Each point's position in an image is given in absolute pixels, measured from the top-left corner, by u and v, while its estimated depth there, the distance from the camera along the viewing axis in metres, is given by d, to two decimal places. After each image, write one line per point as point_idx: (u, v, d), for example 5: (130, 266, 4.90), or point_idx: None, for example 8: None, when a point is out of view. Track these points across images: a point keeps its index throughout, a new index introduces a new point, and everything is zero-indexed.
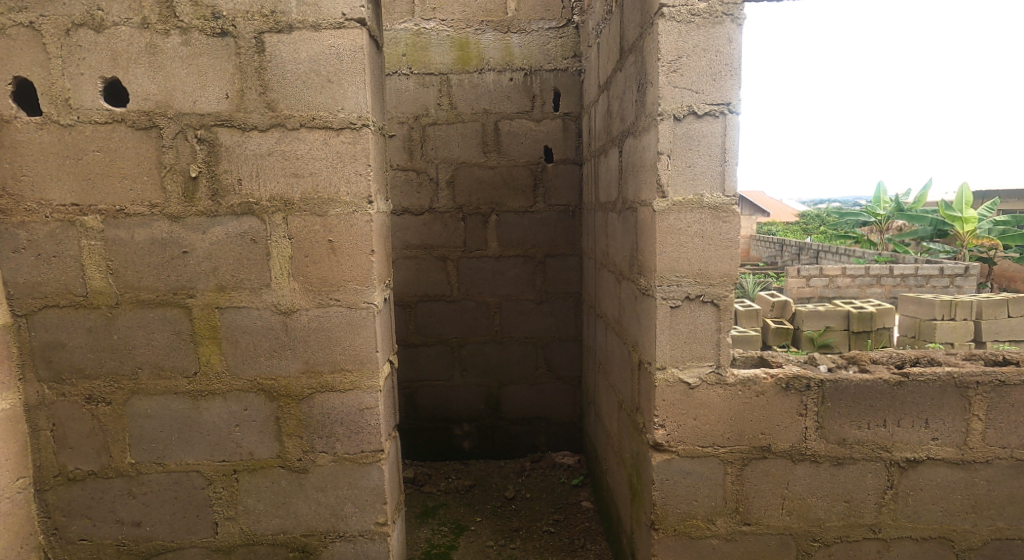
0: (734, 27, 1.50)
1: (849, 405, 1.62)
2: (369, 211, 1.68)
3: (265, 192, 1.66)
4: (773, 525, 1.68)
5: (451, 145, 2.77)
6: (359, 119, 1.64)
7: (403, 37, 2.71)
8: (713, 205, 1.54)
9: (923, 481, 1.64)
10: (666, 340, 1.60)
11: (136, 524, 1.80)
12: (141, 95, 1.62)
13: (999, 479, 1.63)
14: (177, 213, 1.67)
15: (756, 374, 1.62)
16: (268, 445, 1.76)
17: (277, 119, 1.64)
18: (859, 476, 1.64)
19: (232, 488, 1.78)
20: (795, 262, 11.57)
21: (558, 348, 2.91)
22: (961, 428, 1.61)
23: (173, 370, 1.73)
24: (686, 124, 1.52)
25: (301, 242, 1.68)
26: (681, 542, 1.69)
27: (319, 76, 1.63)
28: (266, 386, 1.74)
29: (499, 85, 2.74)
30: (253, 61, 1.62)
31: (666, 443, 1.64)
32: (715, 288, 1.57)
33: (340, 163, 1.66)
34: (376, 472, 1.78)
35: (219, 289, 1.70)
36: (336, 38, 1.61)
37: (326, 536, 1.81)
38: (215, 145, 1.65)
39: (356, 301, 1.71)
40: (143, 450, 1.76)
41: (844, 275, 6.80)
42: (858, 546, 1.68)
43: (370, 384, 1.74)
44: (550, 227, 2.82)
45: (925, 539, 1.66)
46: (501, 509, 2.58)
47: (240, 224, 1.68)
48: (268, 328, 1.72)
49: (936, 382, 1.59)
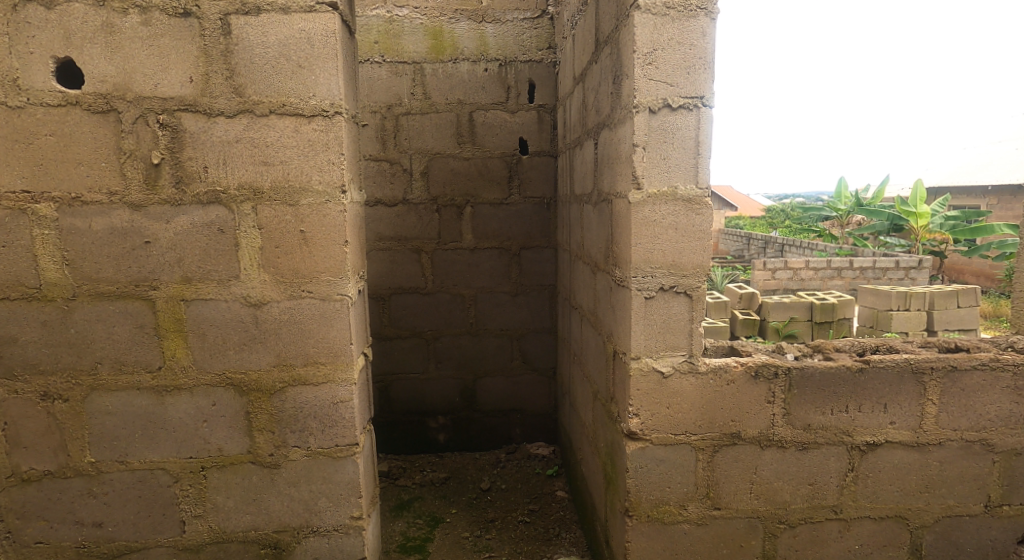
0: (708, 21, 1.52)
1: (814, 392, 1.68)
2: (342, 201, 1.64)
3: (233, 180, 1.61)
4: (742, 509, 1.73)
5: (424, 136, 2.74)
6: (331, 107, 1.60)
7: (375, 24, 2.67)
8: (686, 198, 1.57)
9: (881, 464, 1.72)
10: (641, 331, 1.62)
11: (97, 525, 1.73)
12: (97, 77, 1.55)
13: (950, 459, 1.72)
14: (139, 202, 1.60)
15: (726, 362, 1.66)
16: (237, 441, 1.72)
17: (245, 105, 1.59)
18: (823, 460, 1.71)
19: (200, 485, 1.73)
20: (760, 255, 11.94)
21: (533, 339, 2.92)
22: (916, 412, 1.69)
23: (135, 365, 1.67)
24: (660, 117, 1.54)
25: (271, 233, 1.64)
26: (654, 528, 1.73)
27: (289, 62, 1.58)
28: (235, 380, 1.69)
29: (474, 75, 2.72)
30: (218, 43, 1.56)
31: (640, 431, 1.67)
32: (687, 280, 1.60)
33: (312, 152, 1.62)
34: (350, 466, 1.76)
35: (184, 280, 1.64)
36: (307, 22, 1.56)
37: (299, 531, 1.78)
38: (179, 131, 1.59)
39: (330, 292, 1.67)
40: (103, 447, 1.69)
41: (807, 267, 7.05)
42: (821, 527, 1.75)
43: (345, 376, 1.72)
44: (524, 219, 2.82)
45: (881, 519, 1.75)
46: (476, 500, 2.59)
47: (207, 213, 1.62)
48: (237, 320, 1.67)
49: (895, 368, 1.67)
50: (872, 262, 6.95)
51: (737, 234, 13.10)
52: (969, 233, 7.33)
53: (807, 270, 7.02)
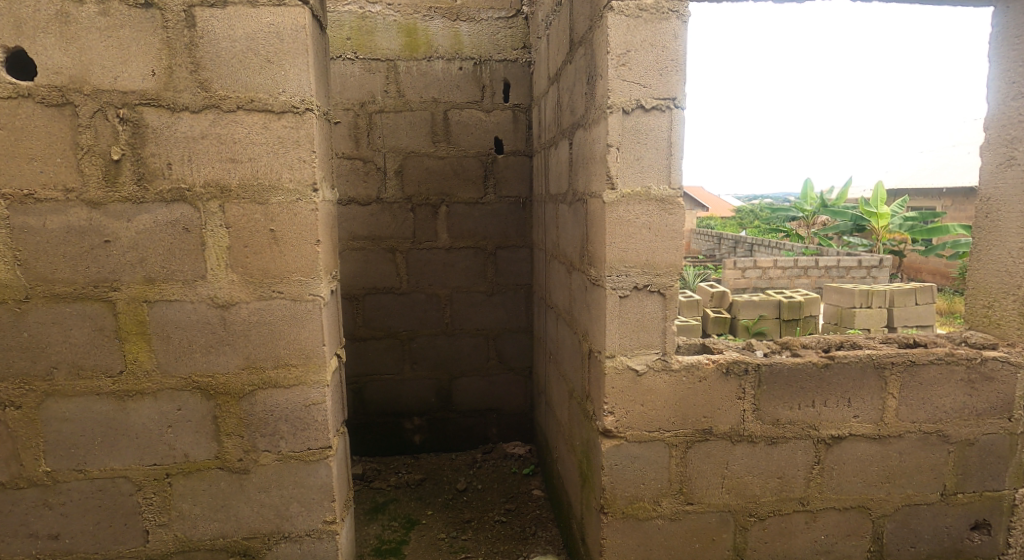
0: (679, 24, 1.54)
1: (783, 388, 1.72)
2: (313, 199, 1.61)
3: (199, 177, 1.56)
4: (714, 503, 1.77)
5: (398, 134, 2.70)
6: (302, 103, 1.56)
7: (347, 20, 2.63)
8: (659, 197, 1.60)
9: (845, 456, 1.77)
10: (616, 330, 1.64)
11: (53, 537, 1.65)
12: (51, 68, 1.48)
13: (910, 450, 1.79)
14: (97, 199, 1.54)
15: (698, 360, 1.70)
16: (204, 446, 1.67)
17: (210, 100, 1.54)
18: (791, 454, 1.76)
19: (165, 493, 1.68)
20: (729, 255, 12.22)
21: (508, 339, 2.91)
22: (878, 406, 1.75)
23: (94, 370, 1.60)
24: (634, 117, 1.56)
25: (239, 232, 1.59)
26: (629, 524, 1.75)
27: (257, 56, 1.54)
28: (202, 384, 1.64)
29: (448, 74, 2.70)
30: (182, 36, 1.51)
31: (615, 428, 1.69)
32: (661, 279, 1.63)
33: (282, 149, 1.58)
34: (323, 469, 1.73)
35: (147, 281, 1.58)
36: (276, 15, 1.52)
37: (270, 538, 1.73)
38: (140, 126, 1.53)
39: (301, 293, 1.64)
40: (60, 456, 1.62)
41: (775, 267, 7.24)
42: (789, 519, 1.80)
43: (317, 379, 1.68)
44: (498, 218, 2.82)
45: (846, 509, 1.81)
46: (452, 501, 2.57)
47: (171, 212, 1.57)
48: (203, 322, 1.62)
49: (858, 364, 1.73)
50: (837, 261, 7.17)
51: (707, 234, 13.39)
52: (927, 233, 7.61)
53: (775, 270, 7.21)
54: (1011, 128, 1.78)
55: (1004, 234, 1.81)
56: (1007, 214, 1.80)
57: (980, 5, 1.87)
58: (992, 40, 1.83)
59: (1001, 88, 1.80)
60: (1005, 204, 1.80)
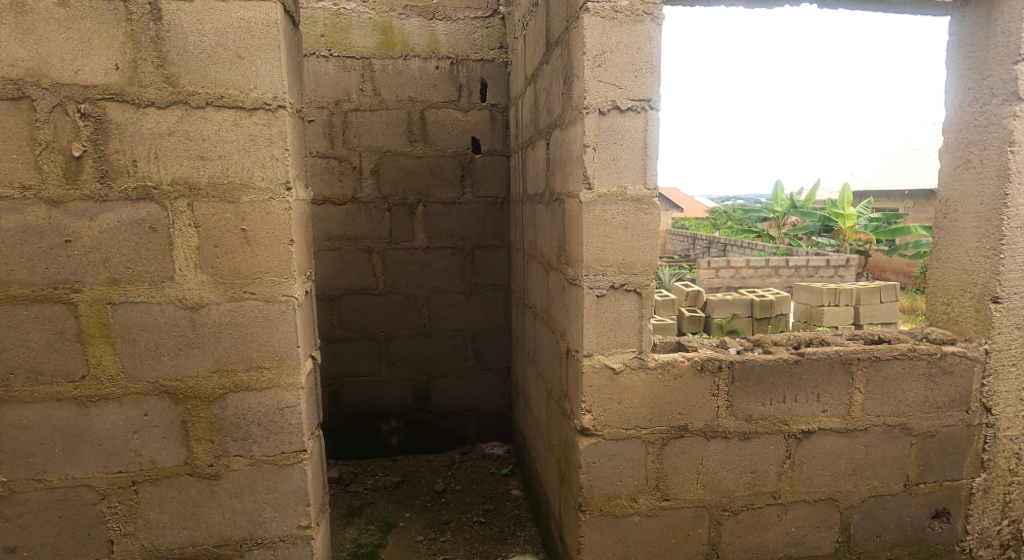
0: (653, 26, 1.56)
1: (755, 384, 1.76)
2: (287, 198, 1.57)
3: (166, 175, 1.51)
4: (689, 499, 1.80)
5: (374, 133, 2.67)
6: (274, 100, 1.53)
7: (321, 16, 2.58)
8: (635, 198, 1.61)
9: (815, 450, 1.82)
10: (593, 329, 1.65)
11: (11, 550, 1.58)
12: (7, 60, 1.42)
13: (875, 443, 1.85)
14: (57, 197, 1.48)
15: (674, 358, 1.72)
16: (172, 452, 1.62)
17: (178, 96, 1.49)
18: (763, 448, 1.80)
19: (131, 501, 1.62)
20: (703, 255, 12.46)
21: (485, 339, 2.90)
22: (846, 401, 1.81)
23: (54, 375, 1.54)
24: (610, 118, 1.57)
25: (209, 231, 1.55)
26: (606, 522, 1.77)
27: (227, 51, 1.50)
28: (170, 388, 1.59)
29: (425, 73, 2.68)
30: (147, 29, 1.46)
31: (592, 427, 1.70)
32: (637, 278, 1.64)
33: (253, 147, 1.54)
34: (298, 473, 1.69)
35: (110, 282, 1.53)
36: (246, 10, 1.49)
37: (242, 545, 1.69)
38: (103, 122, 1.47)
39: (274, 293, 1.60)
40: (18, 465, 1.55)
41: (747, 267, 7.41)
42: (761, 512, 1.84)
43: (291, 381, 1.64)
44: (474, 218, 2.81)
45: (816, 502, 1.86)
46: (430, 502, 2.55)
47: (136, 210, 1.51)
48: (171, 324, 1.57)
49: (827, 360, 1.78)
50: (806, 261, 7.36)
51: (684, 234, 13.67)
52: (890, 234, 7.88)
53: (748, 270, 7.38)
54: (968, 132, 1.86)
55: (962, 234, 1.88)
56: (963, 215, 1.88)
57: (938, 14, 1.95)
58: (950, 48, 1.91)
59: (957, 94, 1.88)
60: (963, 206, 1.88)
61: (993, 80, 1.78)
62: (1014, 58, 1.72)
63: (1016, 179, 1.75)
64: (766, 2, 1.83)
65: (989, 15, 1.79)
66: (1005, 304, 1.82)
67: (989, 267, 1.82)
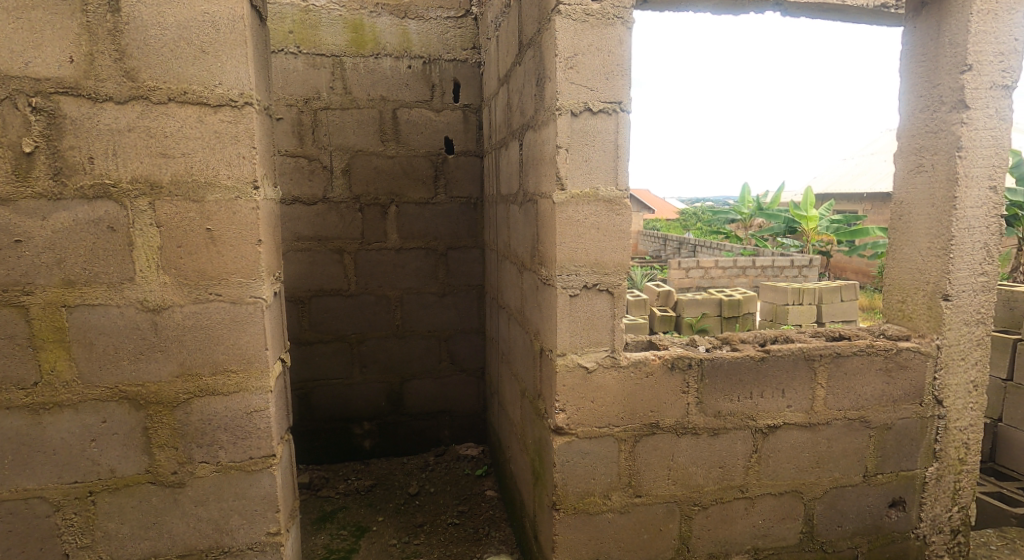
0: (624, 30, 1.59)
1: (724, 381, 1.80)
2: (254, 197, 1.53)
3: (126, 172, 1.46)
4: (661, 494, 1.83)
5: (345, 132, 2.63)
6: (240, 97, 1.49)
7: (289, 12, 2.53)
8: (607, 198, 1.63)
9: (780, 444, 1.88)
10: (567, 328, 1.67)
11: None
12: None
13: (837, 436, 1.92)
14: (6, 195, 1.41)
15: (645, 356, 1.75)
16: (133, 460, 1.55)
17: (138, 91, 1.44)
18: (731, 444, 1.84)
19: (88, 513, 1.55)
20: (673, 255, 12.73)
21: (459, 340, 2.89)
22: (809, 396, 1.87)
23: (4, 381, 1.46)
24: (582, 120, 1.59)
25: (172, 231, 1.50)
26: (580, 519, 1.78)
27: (191, 46, 1.45)
28: (130, 394, 1.53)
29: (396, 72, 2.65)
30: (104, 21, 1.40)
31: (566, 426, 1.71)
32: (609, 277, 1.66)
33: (218, 144, 1.50)
34: (267, 479, 1.64)
35: (65, 284, 1.46)
36: (211, 4, 1.44)
37: (208, 554, 1.64)
38: (57, 116, 1.41)
39: (241, 295, 1.55)
40: None
41: (716, 267, 7.60)
42: (730, 506, 1.88)
43: (259, 385, 1.60)
44: (446, 219, 2.79)
45: (781, 494, 1.91)
46: (404, 505, 2.53)
47: (93, 209, 1.45)
48: (132, 328, 1.51)
49: (791, 356, 1.83)
50: (771, 261, 7.58)
51: (654, 235, 13.94)
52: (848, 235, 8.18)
53: (717, 270, 7.57)
54: (921, 138, 1.94)
55: (915, 235, 1.97)
56: (917, 216, 1.97)
57: (894, 24, 2.03)
58: (905, 57, 2.00)
59: (911, 102, 1.97)
60: (916, 207, 1.97)
61: (943, 89, 1.87)
62: (961, 69, 1.81)
63: (965, 182, 1.84)
64: (734, 9, 1.88)
65: (939, 27, 1.87)
66: (954, 301, 1.91)
67: (940, 266, 1.91)
